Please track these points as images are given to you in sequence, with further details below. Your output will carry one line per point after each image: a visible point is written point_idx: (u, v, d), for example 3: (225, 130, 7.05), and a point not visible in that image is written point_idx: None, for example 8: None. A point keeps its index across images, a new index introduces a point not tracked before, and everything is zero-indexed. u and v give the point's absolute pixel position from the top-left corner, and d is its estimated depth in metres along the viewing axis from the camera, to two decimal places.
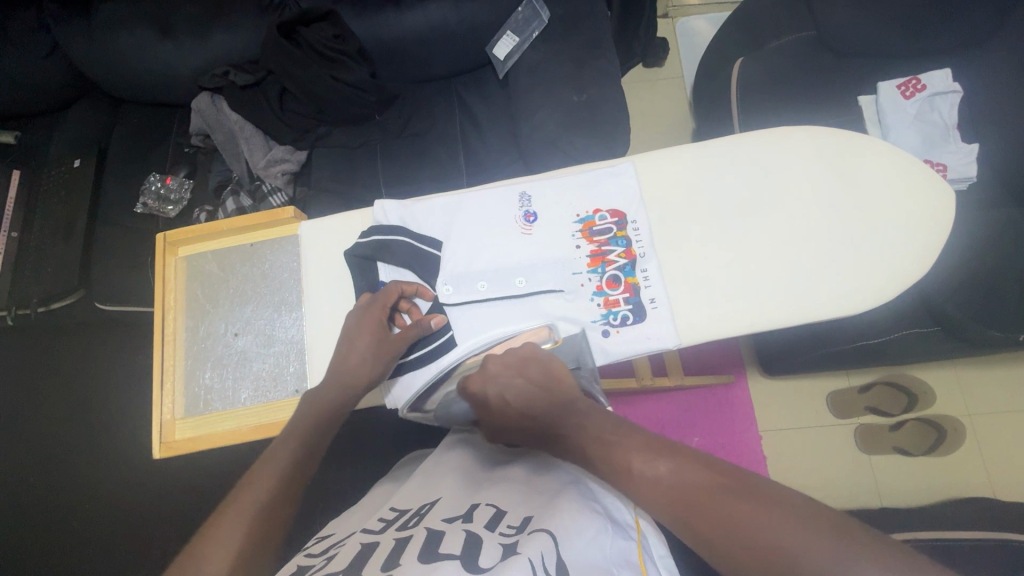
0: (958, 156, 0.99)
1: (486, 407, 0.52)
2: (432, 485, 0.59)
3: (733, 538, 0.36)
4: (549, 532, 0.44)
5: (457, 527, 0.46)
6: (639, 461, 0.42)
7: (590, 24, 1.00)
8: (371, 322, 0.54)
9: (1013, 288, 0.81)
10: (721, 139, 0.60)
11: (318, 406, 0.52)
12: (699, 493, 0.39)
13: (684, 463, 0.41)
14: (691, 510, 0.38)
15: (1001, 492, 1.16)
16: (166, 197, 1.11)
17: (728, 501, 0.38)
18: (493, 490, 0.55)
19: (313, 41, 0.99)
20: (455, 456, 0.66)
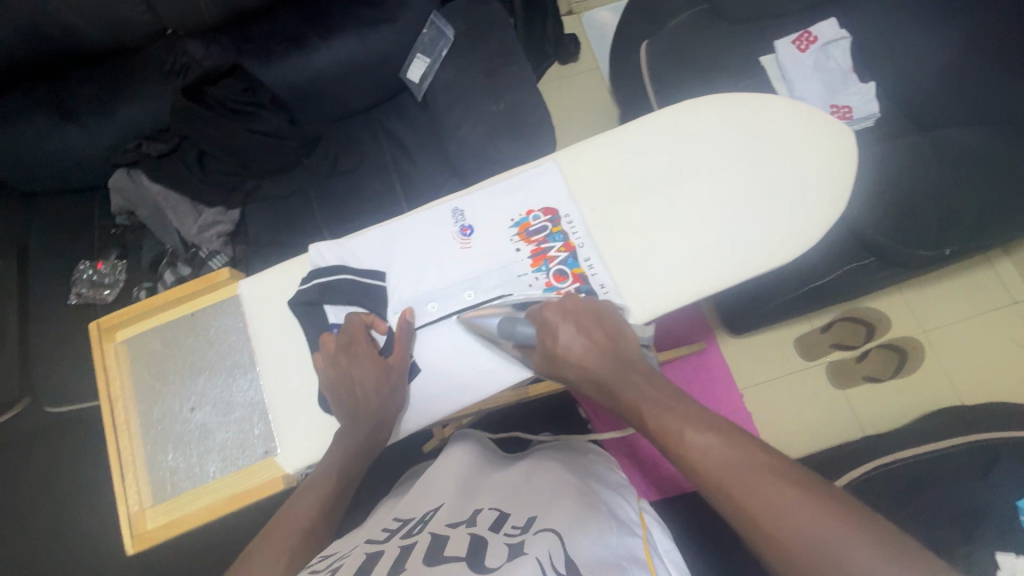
0: (861, 95, 1.07)
1: (551, 355, 0.51)
2: (435, 493, 0.58)
3: (772, 523, 0.37)
4: (555, 532, 0.44)
5: (461, 531, 0.46)
6: (691, 432, 0.43)
7: (495, 34, 1.03)
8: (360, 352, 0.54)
9: (929, 207, 0.86)
10: (631, 122, 0.63)
11: (347, 452, 0.51)
12: (745, 477, 0.39)
13: (732, 441, 0.42)
14: (736, 490, 0.39)
15: (964, 398, 1.23)
16: (100, 282, 1.07)
17: (777, 487, 0.39)
18: (497, 497, 0.56)
19: (223, 98, 0.98)
20: (460, 462, 0.66)
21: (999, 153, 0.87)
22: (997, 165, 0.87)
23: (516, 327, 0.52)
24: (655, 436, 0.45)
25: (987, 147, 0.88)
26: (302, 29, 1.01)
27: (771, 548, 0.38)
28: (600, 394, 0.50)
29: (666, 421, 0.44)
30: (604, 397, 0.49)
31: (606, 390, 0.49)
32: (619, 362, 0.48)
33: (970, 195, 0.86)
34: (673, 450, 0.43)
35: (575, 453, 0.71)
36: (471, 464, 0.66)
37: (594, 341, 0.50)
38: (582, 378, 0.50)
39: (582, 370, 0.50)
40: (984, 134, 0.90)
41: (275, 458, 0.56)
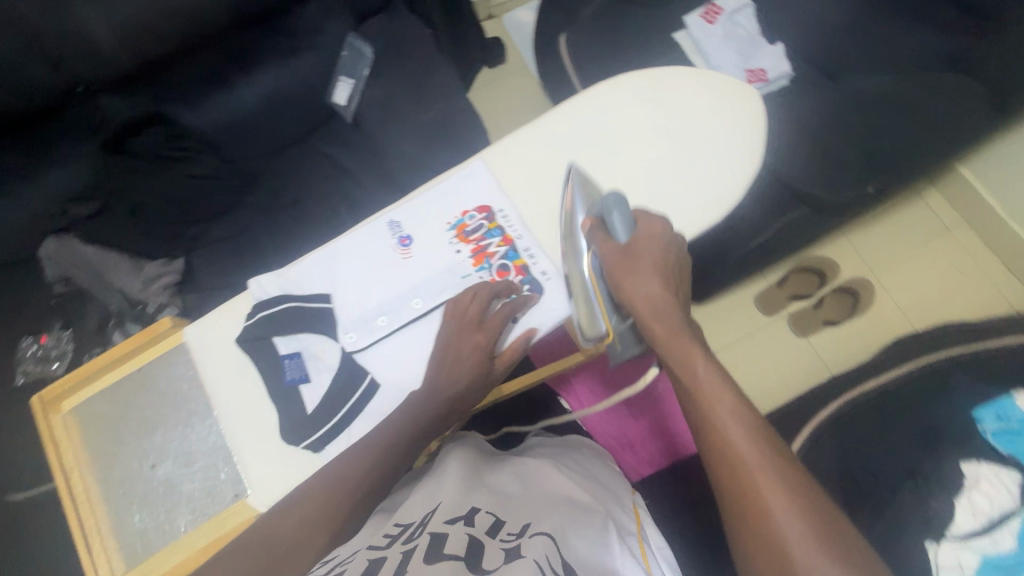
0: (772, 58, 1.12)
1: (621, 256, 0.51)
2: (432, 492, 0.53)
3: (763, 522, 0.37)
4: (549, 535, 0.43)
5: (459, 530, 0.43)
6: (740, 433, 0.40)
7: (415, 47, 1.04)
8: (472, 318, 0.54)
9: (848, 151, 0.91)
10: (549, 112, 0.65)
11: (358, 474, 0.49)
12: (779, 493, 0.37)
13: (775, 456, 0.39)
14: (764, 501, 0.38)
15: (917, 325, 1.30)
16: (46, 356, 1.03)
17: (804, 518, 0.37)
18: (497, 498, 0.52)
19: (149, 146, 0.96)
20: (460, 458, 0.62)
21: (903, 92, 0.93)
22: (902, 103, 0.92)
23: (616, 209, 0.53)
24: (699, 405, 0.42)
25: (890, 88, 0.94)
26: (223, 66, 0.99)
27: (751, 540, 0.38)
28: (647, 319, 0.48)
29: (703, 386, 0.43)
30: (658, 322, 0.47)
31: (658, 317, 0.47)
32: (681, 309, 0.48)
33: (883, 135, 0.91)
34: (700, 413, 0.42)
35: (574, 455, 0.71)
36: (473, 461, 0.62)
37: (669, 274, 0.49)
38: (644, 295, 0.48)
39: (641, 286, 0.49)
40: (887, 78, 0.96)
41: (248, 499, 0.54)
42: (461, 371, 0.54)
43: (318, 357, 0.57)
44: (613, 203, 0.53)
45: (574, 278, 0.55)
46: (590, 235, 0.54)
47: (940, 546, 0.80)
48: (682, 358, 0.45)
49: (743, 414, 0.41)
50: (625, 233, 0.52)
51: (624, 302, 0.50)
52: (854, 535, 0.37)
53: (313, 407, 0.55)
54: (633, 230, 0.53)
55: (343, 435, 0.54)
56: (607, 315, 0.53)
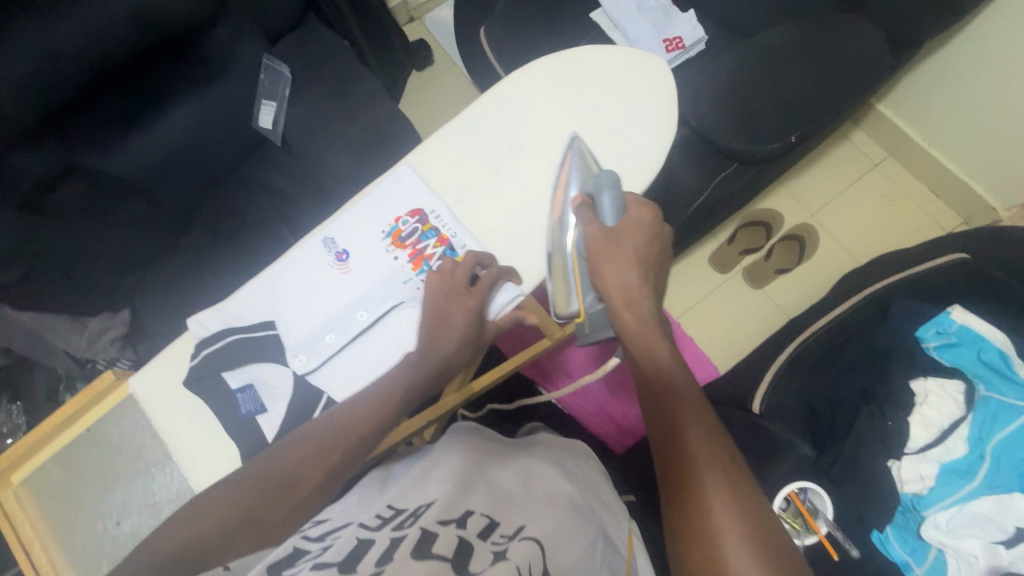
0: (687, 24, 1.15)
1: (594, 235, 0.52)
2: (428, 480, 0.50)
3: (694, 502, 0.39)
4: (536, 541, 0.43)
5: (450, 531, 0.41)
6: (688, 429, 0.42)
7: (334, 60, 1.03)
8: (459, 282, 0.56)
9: (766, 104, 0.95)
10: (468, 108, 0.65)
11: (336, 442, 0.48)
12: (711, 483, 0.39)
13: (716, 454, 0.41)
14: (694, 487, 0.40)
15: (861, 258, 1.36)
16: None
17: (727, 510, 0.38)
18: (498, 491, 0.50)
19: (72, 202, 0.92)
20: (461, 450, 0.59)
21: (810, 42, 0.97)
22: (810, 51, 0.96)
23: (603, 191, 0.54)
24: (653, 393, 0.45)
25: (797, 38, 0.98)
26: (134, 107, 0.95)
27: (685, 529, 0.40)
28: (619, 306, 0.50)
29: (667, 380, 0.45)
30: (631, 310, 0.49)
31: (631, 308, 0.49)
32: (652, 300, 0.50)
33: (794, 84, 0.95)
34: (661, 400, 0.45)
35: (576, 457, 0.69)
36: (476, 454, 0.59)
37: (649, 266, 0.51)
38: (622, 285, 0.50)
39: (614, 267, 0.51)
40: (794, 29, 0.99)
41: None
42: (446, 342, 0.55)
43: (271, 385, 0.56)
44: (605, 185, 0.53)
45: (556, 254, 0.57)
46: (579, 212, 0.55)
47: (902, 463, 0.87)
48: (650, 357, 0.47)
49: (697, 409, 0.43)
50: (612, 217, 0.53)
51: (599, 289, 0.51)
52: (785, 546, 0.38)
53: (273, 435, 0.54)
54: (621, 215, 0.53)
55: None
56: (582, 295, 0.56)
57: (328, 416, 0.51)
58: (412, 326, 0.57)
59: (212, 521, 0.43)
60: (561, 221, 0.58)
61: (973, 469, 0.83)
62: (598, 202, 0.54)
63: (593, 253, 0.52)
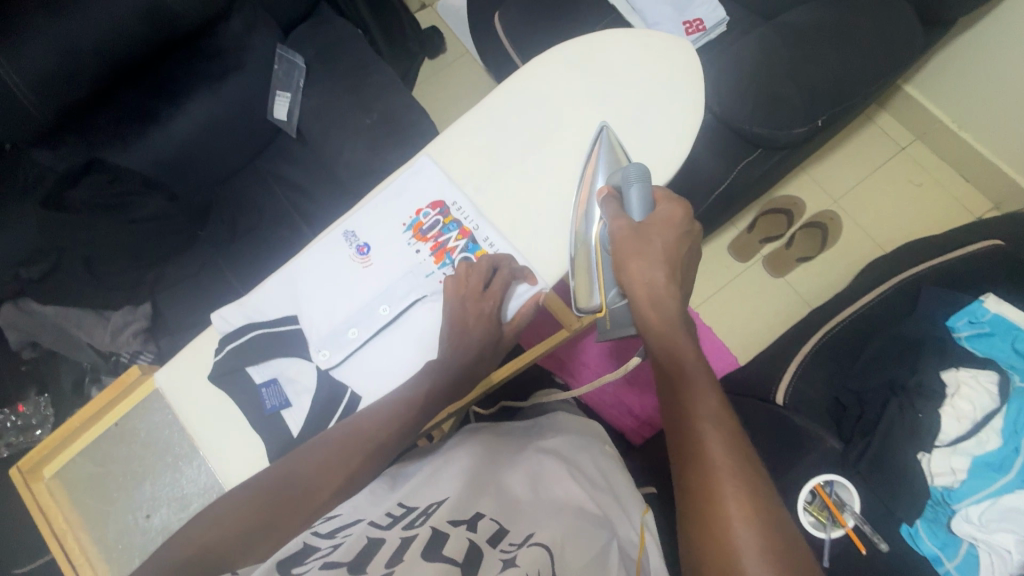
0: (708, 5, 1.10)
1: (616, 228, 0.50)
2: (440, 480, 0.50)
3: (708, 500, 0.39)
4: (545, 546, 0.42)
5: (461, 533, 0.40)
6: (706, 426, 0.41)
7: (347, 49, 1.01)
8: (474, 286, 0.55)
9: (791, 88, 0.91)
10: (488, 96, 0.64)
11: (351, 448, 0.48)
12: (728, 483, 0.39)
13: (733, 455, 0.40)
14: (709, 486, 0.39)
15: (886, 246, 1.33)
16: (27, 424, 1.03)
17: (744, 512, 0.38)
18: (508, 495, 0.50)
19: (90, 199, 0.90)
20: (474, 448, 0.58)
21: (838, 22, 0.93)
22: (839, 32, 0.92)
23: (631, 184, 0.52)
24: (671, 387, 0.44)
25: (824, 18, 0.94)
26: (150, 103, 0.97)
27: (701, 530, 0.39)
28: (644, 305, 0.48)
29: (687, 373, 0.44)
30: (655, 311, 0.47)
31: (655, 306, 0.47)
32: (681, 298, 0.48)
33: (822, 67, 0.91)
34: (679, 393, 0.44)
35: (594, 453, 0.68)
36: (489, 453, 0.59)
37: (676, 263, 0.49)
38: (647, 281, 0.48)
39: (635, 267, 0.49)
40: (822, 8, 0.95)
41: None
42: (469, 337, 0.54)
43: (295, 380, 0.56)
44: (633, 179, 0.51)
45: (581, 246, 0.56)
46: (604, 205, 0.53)
47: (932, 455, 0.85)
48: (674, 351, 0.45)
49: (716, 406, 0.42)
50: (641, 211, 0.51)
51: (625, 284, 0.49)
52: (800, 549, 0.37)
53: (298, 430, 0.54)
54: (650, 210, 0.52)
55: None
56: (603, 289, 0.54)
57: (342, 424, 0.50)
58: (436, 320, 0.56)
59: (230, 525, 0.44)
60: (587, 212, 0.56)
61: (1007, 463, 0.80)
62: (625, 196, 0.53)
63: (619, 247, 0.50)
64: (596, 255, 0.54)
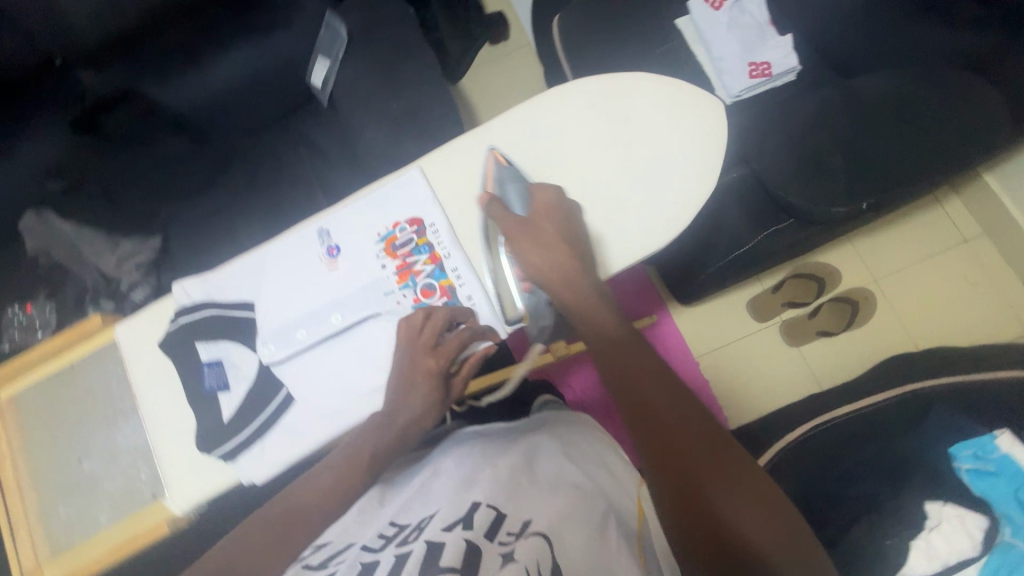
0: (779, 49, 1.03)
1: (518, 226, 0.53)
2: (428, 488, 0.49)
3: (663, 444, 0.42)
4: (542, 534, 0.42)
5: (456, 536, 0.40)
6: (640, 377, 0.46)
7: (391, 27, 0.99)
8: (425, 340, 0.53)
9: (840, 161, 0.83)
10: (498, 117, 0.64)
11: (331, 478, 0.51)
12: (675, 421, 0.43)
13: (671, 396, 0.44)
14: (660, 429, 0.43)
15: (923, 342, 1.21)
16: (30, 325, 1.04)
17: (696, 444, 0.42)
18: (503, 473, 0.50)
19: (121, 129, 0.98)
20: (472, 449, 0.57)
21: (915, 97, 0.83)
22: (916, 110, 0.83)
23: (508, 183, 0.57)
24: (608, 350, 0.48)
25: (899, 91, 0.85)
26: (195, 44, 0.98)
27: (671, 488, 0.41)
28: (558, 286, 0.51)
29: (621, 337, 0.49)
30: (573, 293, 0.51)
31: (568, 286, 0.51)
32: (611, 308, 0.51)
33: (883, 144, 0.83)
34: (619, 356, 0.48)
35: (593, 437, 0.66)
36: (483, 450, 0.57)
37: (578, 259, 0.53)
38: (562, 278, 0.51)
39: (545, 250, 0.52)
40: (899, 80, 0.86)
41: (164, 501, 0.55)
42: (415, 395, 0.53)
43: (238, 366, 0.57)
44: (507, 177, 0.57)
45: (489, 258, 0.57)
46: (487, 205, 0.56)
47: None
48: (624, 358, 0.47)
49: (648, 361, 0.47)
50: (522, 203, 0.55)
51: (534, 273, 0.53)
52: (747, 463, 0.42)
53: (230, 417, 0.55)
54: (528, 201, 0.56)
55: (256, 448, 0.55)
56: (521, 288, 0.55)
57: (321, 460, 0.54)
58: (387, 336, 0.57)
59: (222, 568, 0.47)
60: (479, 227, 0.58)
61: None
62: (506, 194, 0.57)
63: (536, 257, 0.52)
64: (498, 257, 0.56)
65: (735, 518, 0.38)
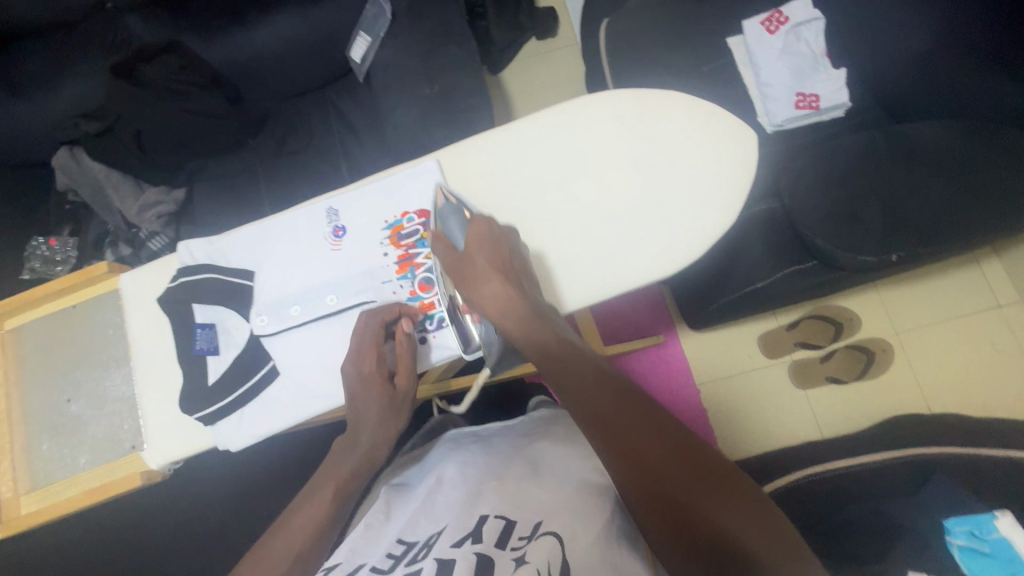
0: (830, 83, 0.99)
1: (457, 266, 0.53)
2: (437, 507, 0.57)
3: (632, 462, 0.39)
4: (556, 535, 0.48)
5: (466, 550, 0.46)
6: (587, 391, 0.43)
7: (437, 12, 0.98)
8: (362, 344, 0.56)
9: (875, 208, 0.80)
10: (523, 118, 0.65)
11: (344, 476, 0.58)
12: (637, 432, 0.40)
13: (624, 403, 0.42)
14: (623, 443, 0.40)
15: (935, 406, 1.16)
16: (52, 258, 1.07)
17: (660, 452, 0.39)
18: (508, 486, 0.56)
19: (156, 78, 0.94)
20: (476, 464, 0.63)
21: (965, 152, 0.79)
22: (964, 166, 0.79)
23: (448, 218, 0.56)
24: (555, 367, 0.46)
25: (949, 144, 0.81)
26: (245, 6, 1.00)
27: (654, 504, 0.38)
28: (500, 320, 0.50)
29: (562, 353, 0.46)
30: (510, 322, 0.50)
31: (509, 316, 0.50)
32: (552, 325, 0.49)
33: (924, 196, 0.79)
34: (566, 375, 0.45)
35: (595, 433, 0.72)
36: (486, 464, 0.63)
37: (513, 275, 0.52)
38: (500, 305, 0.50)
39: (480, 279, 0.51)
40: (951, 131, 0.82)
41: (140, 453, 0.60)
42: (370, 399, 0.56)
43: (230, 332, 0.60)
44: (446, 213, 0.56)
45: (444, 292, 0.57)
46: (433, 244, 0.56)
47: None
48: (575, 390, 0.44)
49: (594, 373, 0.44)
50: (459, 238, 0.54)
51: (480, 308, 0.52)
52: (713, 453, 0.39)
53: (215, 379, 0.58)
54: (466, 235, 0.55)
55: (235, 415, 0.58)
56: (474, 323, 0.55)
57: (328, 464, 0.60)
58: None
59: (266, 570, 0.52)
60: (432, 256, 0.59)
61: None
62: (447, 230, 0.56)
63: (472, 296, 0.52)
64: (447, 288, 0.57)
65: (720, 519, 0.36)
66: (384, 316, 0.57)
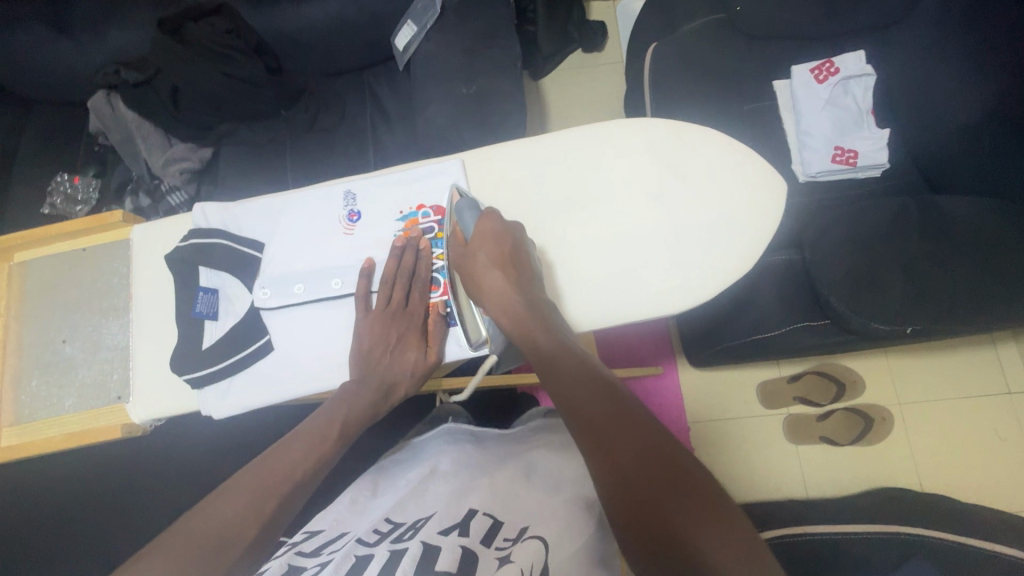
0: (871, 141, 0.97)
1: (464, 257, 0.55)
2: (426, 495, 0.58)
3: (606, 463, 0.38)
4: (541, 540, 0.50)
5: (453, 541, 0.48)
6: (569, 387, 0.43)
7: (486, 13, 0.97)
8: (396, 302, 0.58)
9: (895, 276, 0.78)
10: (551, 134, 0.65)
11: (329, 427, 0.54)
12: (615, 436, 0.39)
13: (605, 404, 0.41)
14: (599, 441, 0.39)
15: (927, 484, 1.13)
16: (74, 197, 1.10)
17: (633, 457, 0.38)
18: (497, 488, 0.58)
19: (200, 36, 0.95)
20: (470, 461, 0.65)
21: (999, 233, 0.78)
22: (995, 248, 0.77)
23: (464, 213, 0.57)
24: (542, 363, 0.47)
25: (981, 223, 0.79)
26: None
27: (625, 511, 0.37)
28: (498, 314, 0.52)
29: (552, 351, 0.47)
30: (509, 320, 0.51)
31: (507, 313, 0.51)
32: (544, 325, 0.49)
33: (947, 269, 0.77)
34: (552, 372, 0.45)
35: None
36: (479, 463, 0.65)
37: (516, 272, 0.53)
38: (502, 303, 0.51)
39: (481, 272, 0.53)
40: (984, 209, 0.81)
41: (124, 406, 0.60)
42: (392, 363, 0.57)
43: (231, 301, 0.60)
44: (462, 206, 0.58)
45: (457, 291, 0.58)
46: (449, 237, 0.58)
47: None
48: (568, 400, 0.43)
49: (580, 371, 0.44)
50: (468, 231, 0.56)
51: (482, 302, 0.53)
52: (694, 468, 0.38)
53: (208, 345, 0.58)
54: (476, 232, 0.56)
55: (223, 384, 0.58)
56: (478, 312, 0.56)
57: (315, 412, 0.55)
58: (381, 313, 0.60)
59: (201, 530, 0.43)
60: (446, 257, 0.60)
61: None
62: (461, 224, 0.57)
63: (474, 285, 0.54)
64: (456, 283, 0.58)
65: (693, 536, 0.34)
66: (426, 293, 0.60)
